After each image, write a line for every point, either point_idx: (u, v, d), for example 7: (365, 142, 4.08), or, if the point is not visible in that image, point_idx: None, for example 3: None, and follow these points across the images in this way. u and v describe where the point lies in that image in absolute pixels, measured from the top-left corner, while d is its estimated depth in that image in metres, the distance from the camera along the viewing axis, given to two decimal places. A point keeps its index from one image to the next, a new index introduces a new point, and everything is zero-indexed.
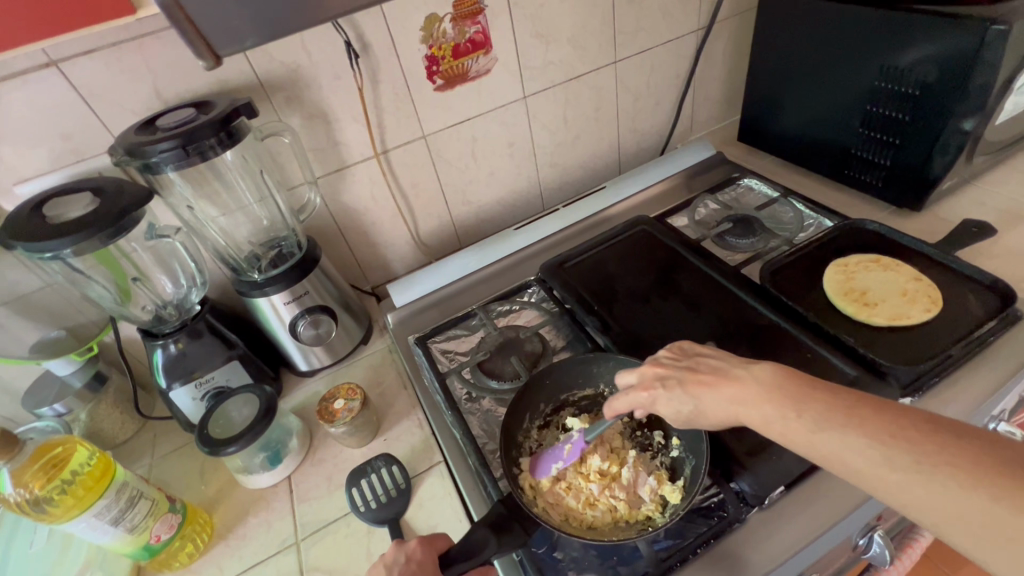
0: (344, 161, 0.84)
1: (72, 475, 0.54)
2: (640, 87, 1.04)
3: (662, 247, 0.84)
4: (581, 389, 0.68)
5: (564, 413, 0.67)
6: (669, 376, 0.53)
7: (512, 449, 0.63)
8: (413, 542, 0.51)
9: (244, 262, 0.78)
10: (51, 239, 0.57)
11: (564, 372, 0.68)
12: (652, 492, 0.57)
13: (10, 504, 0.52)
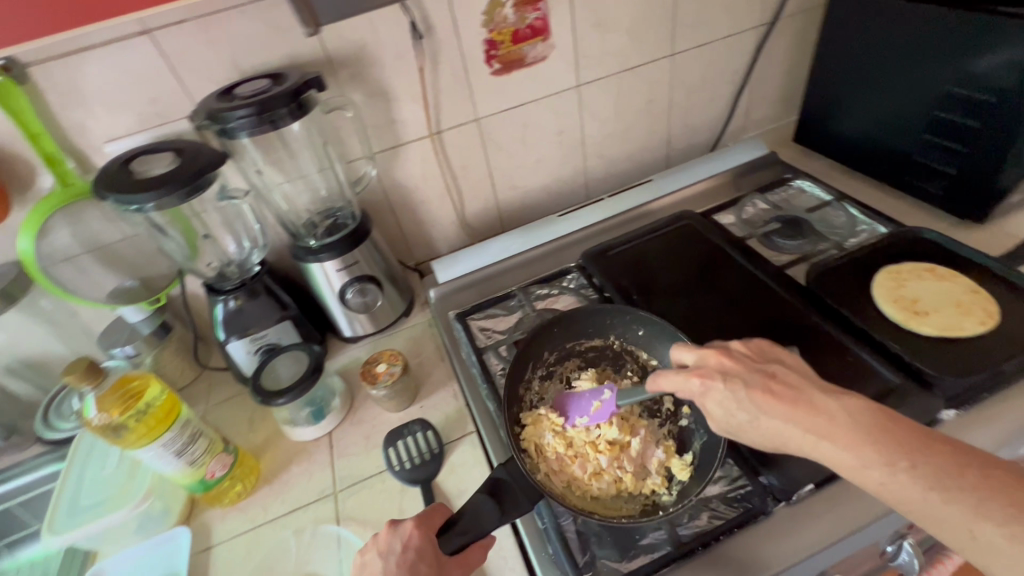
0: (400, 139, 0.87)
1: (145, 406, 0.59)
2: (694, 82, 1.03)
3: (706, 242, 0.84)
4: (588, 339, 0.73)
5: (569, 363, 0.72)
6: (736, 373, 0.52)
7: (515, 404, 0.67)
8: (409, 526, 0.52)
9: (302, 229, 0.82)
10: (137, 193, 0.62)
11: (576, 320, 0.73)
12: (660, 466, 0.60)
13: (92, 427, 0.58)
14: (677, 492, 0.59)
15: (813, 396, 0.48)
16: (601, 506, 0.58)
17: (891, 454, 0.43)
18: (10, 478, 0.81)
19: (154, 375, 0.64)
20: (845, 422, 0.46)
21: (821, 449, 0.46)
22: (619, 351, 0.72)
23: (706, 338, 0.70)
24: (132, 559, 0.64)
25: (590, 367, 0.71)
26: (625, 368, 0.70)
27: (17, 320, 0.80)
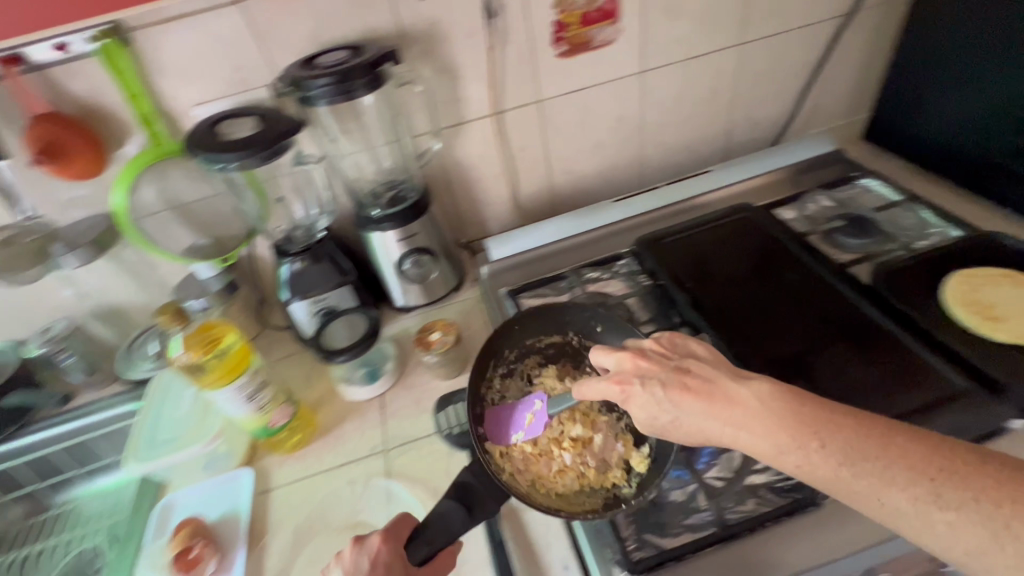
0: (463, 117, 0.89)
1: (223, 351, 0.64)
2: (761, 73, 1.00)
3: (765, 234, 0.82)
4: (548, 336, 0.74)
5: (529, 360, 0.72)
6: (652, 374, 0.54)
7: (478, 406, 0.66)
8: (376, 541, 0.51)
9: (365, 199, 0.86)
10: (224, 153, 0.67)
11: (533, 319, 0.74)
12: (618, 458, 0.62)
13: (177, 364, 0.63)
14: (637, 483, 0.59)
15: (725, 386, 0.49)
16: (567, 503, 0.58)
17: (801, 435, 0.43)
18: (93, 413, 0.88)
19: (231, 325, 0.67)
20: (761, 411, 0.46)
21: (741, 440, 0.46)
22: (576, 346, 0.74)
23: (761, 329, 0.69)
24: (197, 493, 0.70)
25: (550, 364, 0.72)
26: (582, 365, 0.72)
27: (102, 268, 0.86)
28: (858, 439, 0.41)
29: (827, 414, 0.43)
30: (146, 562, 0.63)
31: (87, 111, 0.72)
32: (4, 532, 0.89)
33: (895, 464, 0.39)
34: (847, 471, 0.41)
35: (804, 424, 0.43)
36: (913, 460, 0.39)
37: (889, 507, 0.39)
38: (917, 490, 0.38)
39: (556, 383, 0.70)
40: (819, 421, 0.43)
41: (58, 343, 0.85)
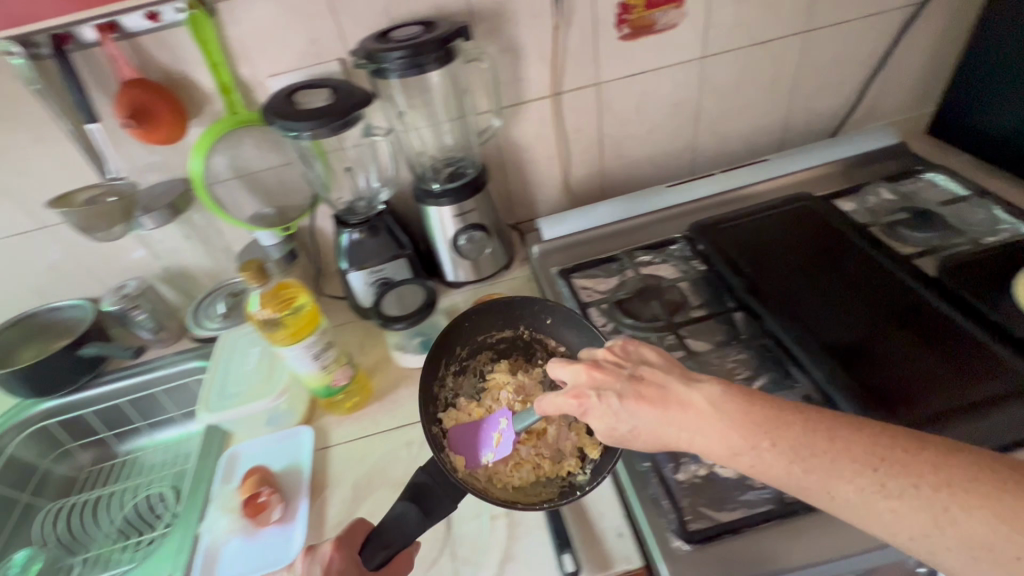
0: (522, 97, 0.90)
1: (298, 310, 0.67)
2: (823, 63, 0.99)
3: (825, 223, 0.82)
4: (499, 330, 0.75)
5: (480, 356, 0.75)
6: (607, 386, 0.51)
7: (433, 405, 0.67)
8: (329, 550, 0.52)
9: (425, 174, 0.88)
10: (300, 122, 0.69)
11: (483, 314, 0.74)
12: (574, 446, 0.64)
13: (253, 319, 0.66)
14: (590, 470, 0.62)
15: (677, 389, 0.49)
16: (523, 495, 0.61)
17: (751, 437, 0.44)
18: (157, 368, 0.93)
19: (303, 288, 0.71)
20: (719, 419, 0.45)
21: (697, 443, 0.47)
22: (528, 339, 0.75)
23: (821, 315, 0.69)
24: (261, 445, 0.73)
25: (502, 358, 0.75)
26: (534, 357, 0.75)
27: (174, 230, 0.90)
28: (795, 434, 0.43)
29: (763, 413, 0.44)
30: (217, 505, 0.67)
31: (171, 78, 0.76)
32: (73, 475, 0.94)
33: (841, 457, 0.41)
34: (797, 466, 0.42)
35: (750, 422, 0.44)
36: (858, 452, 0.40)
37: (838, 500, 0.40)
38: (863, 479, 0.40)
39: (507, 376, 0.72)
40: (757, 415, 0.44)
41: (131, 300, 0.90)
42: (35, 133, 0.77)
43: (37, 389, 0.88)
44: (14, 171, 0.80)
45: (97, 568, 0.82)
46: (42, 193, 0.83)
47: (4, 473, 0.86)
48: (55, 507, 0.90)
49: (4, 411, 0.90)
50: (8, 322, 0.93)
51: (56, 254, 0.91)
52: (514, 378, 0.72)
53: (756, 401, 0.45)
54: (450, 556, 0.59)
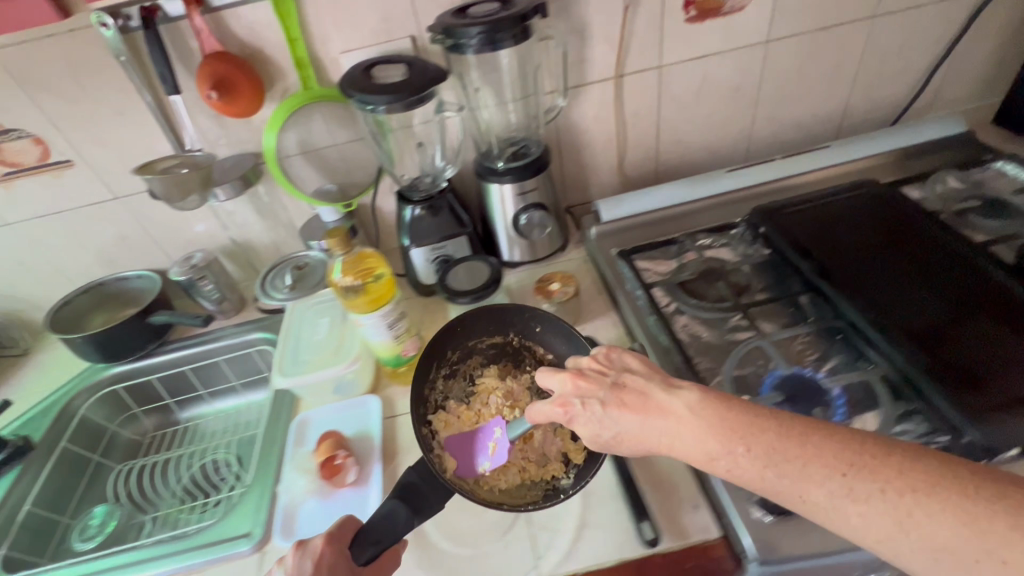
0: (585, 79, 0.90)
1: (377, 280, 0.69)
2: (887, 50, 0.97)
3: (892, 208, 0.81)
4: (489, 335, 0.78)
5: (471, 361, 0.77)
6: (590, 395, 0.54)
7: (425, 406, 0.70)
8: (318, 544, 0.53)
9: (488, 152, 0.89)
10: (378, 95, 0.70)
11: (474, 319, 0.77)
12: (560, 450, 0.65)
13: (335, 285, 0.69)
14: (573, 474, 0.63)
15: (657, 395, 0.51)
16: (507, 497, 0.63)
17: (726, 441, 0.45)
18: (219, 338, 0.96)
19: (382, 259, 0.72)
20: (694, 420, 0.47)
21: (678, 448, 0.48)
22: (517, 345, 0.78)
23: (894, 297, 0.69)
24: (330, 412, 0.76)
25: (492, 364, 0.77)
26: (522, 363, 0.77)
27: (239, 204, 0.93)
28: (758, 434, 0.44)
29: (733, 418, 0.46)
30: (293, 466, 0.70)
31: (249, 52, 0.78)
32: (139, 439, 0.98)
33: (810, 459, 0.41)
34: (768, 470, 0.43)
35: (727, 428, 0.45)
36: (827, 455, 0.41)
37: (810, 503, 0.41)
38: (833, 482, 0.40)
39: (497, 381, 0.75)
40: (734, 418, 0.46)
41: (198, 271, 0.92)
42: (117, 104, 0.80)
43: (107, 354, 0.91)
44: (94, 142, 0.83)
45: (166, 525, 0.84)
46: (118, 164, 0.86)
47: (77, 433, 0.89)
48: (123, 469, 0.93)
49: (75, 375, 0.94)
50: (79, 289, 0.97)
51: (126, 224, 0.94)
52: (503, 382, 0.74)
53: (733, 405, 0.46)
54: (525, 521, 0.60)
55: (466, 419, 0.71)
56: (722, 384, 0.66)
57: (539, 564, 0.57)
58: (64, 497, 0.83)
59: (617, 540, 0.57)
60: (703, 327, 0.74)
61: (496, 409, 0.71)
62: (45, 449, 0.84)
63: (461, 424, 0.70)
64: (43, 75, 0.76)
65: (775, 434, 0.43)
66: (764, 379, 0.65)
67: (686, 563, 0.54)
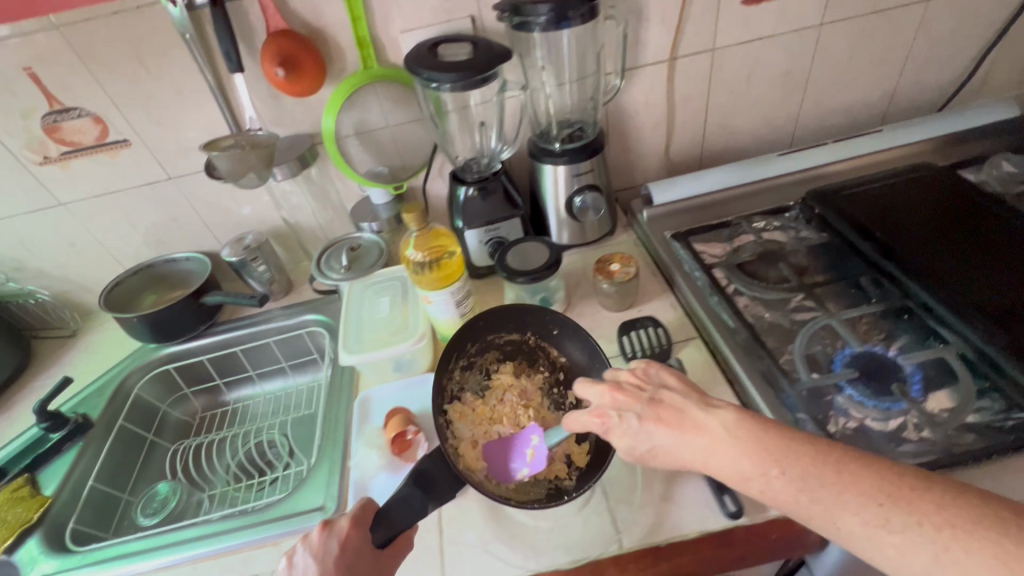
0: (638, 61, 0.90)
1: (447, 259, 0.69)
2: (939, 34, 0.97)
3: (952, 189, 0.81)
4: (508, 333, 0.74)
5: (488, 355, 0.74)
6: (628, 407, 0.53)
7: (442, 396, 0.68)
8: (344, 526, 0.55)
9: (543, 135, 0.88)
10: (442, 72, 0.70)
11: (497, 316, 0.73)
12: (567, 453, 0.65)
13: (407, 258, 0.70)
14: (576, 477, 0.63)
15: (693, 411, 0.51)
16: (512, 491, 0.62)
17: (758, 465, 0.45)
18: (270, 320, 0.96)
19: (454, 238, 0.73)
20: (728, 439, 0.47)
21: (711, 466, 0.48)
22: (533, 345, 0.75)
23: (965, 275, 0.69)
24: (392, 389, 0.76)
25: (508, 360, 0.75)
26: (537, 363, 0.74)
27: (290, 185, 0.93)
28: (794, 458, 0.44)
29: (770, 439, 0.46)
30: (362, 441, 0.70)
31: (311, 30, 0.78)
32: (189, 420, 0.98)
33: (843, 489, 0.41)
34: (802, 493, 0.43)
35: (763, 447, 0.45)
36: (862, 485, 0.41)
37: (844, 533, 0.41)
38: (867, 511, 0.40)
39: (512, 379, 0.72)
40: (773, 439, 0.46)
41: (251, 253, 0.92)
42: (177, 84, 0.80)
43: (160, 334, 0.91)
44: (152, 122, 0.83)
45: (224, 504, 0.84)
46: (175, 144, 0.86)
47: (132, 412, 0.90)
48: (176, 448, 0.93)
49: (127, 356, 0.94)
50: (129, 270, 0.97)
51: (177, 206, 0.94)
52: (518, 381, 0.72)
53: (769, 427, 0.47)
54: (602, 495, 0.61)
55: (480, 414, 0.69)
56: (792, 362, 0.67)
57: (620, 537, 0.57)
58: (122, 475, 0.84)
59: (699, 513, 0.57)
60: (766, 307, 0.74)
61: (511, 407, 0.69)
62: (103, 428, 0.84)
63: (474, 418, 0.68)
64: (106, 54, 0.77)
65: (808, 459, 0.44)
66: (834, 361, 0.66)
67: (770, 536, 0.55)
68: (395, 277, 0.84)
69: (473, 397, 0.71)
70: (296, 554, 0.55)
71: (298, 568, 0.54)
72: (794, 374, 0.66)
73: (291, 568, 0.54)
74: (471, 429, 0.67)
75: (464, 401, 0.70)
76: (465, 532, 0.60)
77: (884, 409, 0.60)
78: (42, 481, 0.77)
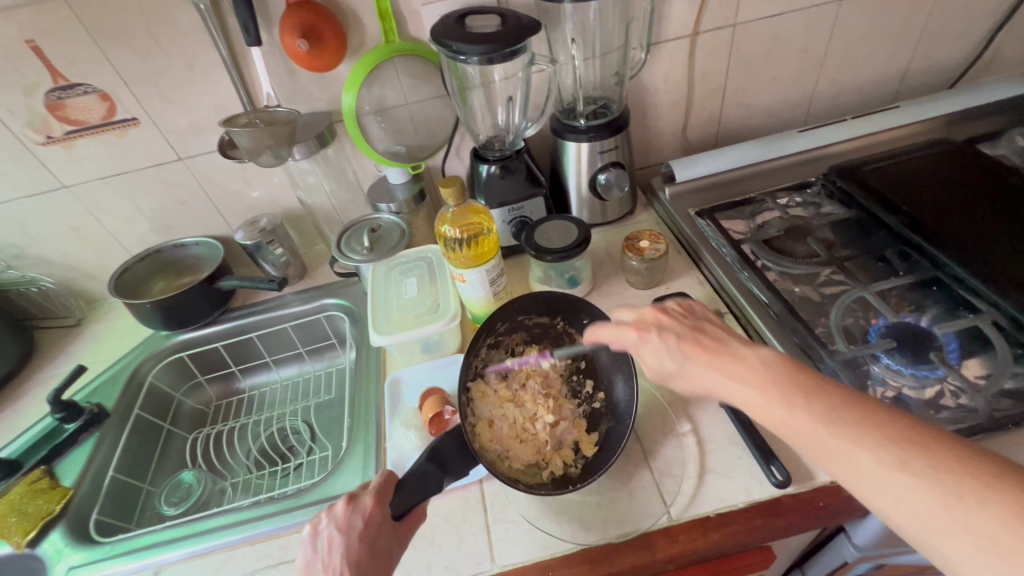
0: (660, 37, 0.88)
1: (484, 236, 0.68)
2: (954, 11, 0.97)
3: (972, 165, 0.83)
4: (539, 316, 0.71)
5: (515, 335, 0.72)
6: (669, 327, 0.52)
7: (467, 372, 0.67)
8: (368, 503, 0.52)
9: (568, 113, 0.87)
10: (471, 44, 0.67)
11: (529, 300, 0.70)
12: (578, 441, 0.65)
13: (443, 233, 0.69)
14: (583, 465, 0.62)
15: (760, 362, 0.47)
16: (522, 473, 0.61)
17: (817, 409, 0.41)
18: (285, 305, 0.94)
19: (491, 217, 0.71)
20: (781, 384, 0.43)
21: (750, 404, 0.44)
22: (561, 330, 0.72)
23: (991, 247, 0.70)
24: (423, 371, 0.75)
25: (534, 343, 0.73)
26: (562, 350, 0.73)
27: (307, 165, 0.90)
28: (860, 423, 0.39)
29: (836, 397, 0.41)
30: (397, 422, 0.69)
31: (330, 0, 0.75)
32: (204, 408, 0.96)
33: (918, 467, 0.36)
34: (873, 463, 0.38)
35: (835, 405, 0.41)
36: (937, 459, 0.36)
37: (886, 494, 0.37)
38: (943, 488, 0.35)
39: (536, 364, 0.71)
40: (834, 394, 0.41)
41: (266, 235, 0.90)
42: (189, 58, 0.77)
43: (173, 322, 0.89)
44: (161, 99, 0.80)
45: (248, 491, 0.83)
46: (185, 123, 0.83)
47: (148, 401, 0.87)
48: (193, 437, 0.91)
49: (138, 344, 0.91)
50: (137, 256, 0.94)
51: (187, 189, 0.91)
52: (542, 367, 0.71)
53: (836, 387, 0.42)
54: (647, 468, 0.61)
55: (499, 396, 0.68)
56: (829, 333, 0.68)
57: (669, 509, 0.57)
58: (140, 465, 0.82)
59: (745, 484, 0.57)
60: (795, 282, 0.75)
61: (531, 395, 0.68)
62: (119, 417, 0.82)
63: (495, 400, 0.68)
64: (114, 26, 0.73)
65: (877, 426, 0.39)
66: (870, 334, 0.67)
67: (817, 503, 0.55)
68: (420, 257, 0.84)
69: (496, 377, 0.70)
70: (318, 524, 0.52)
71: (321, 540, 0.51)
72: (831, 345, 0.66)
73: (314, 539, 0.51)
74: (490, 410, 0.66)
75: (487, 380, 0.69)
76: (509, 509, 0.60)
77: (920, 377, 0.61)
78: (60, 472, 0.75)
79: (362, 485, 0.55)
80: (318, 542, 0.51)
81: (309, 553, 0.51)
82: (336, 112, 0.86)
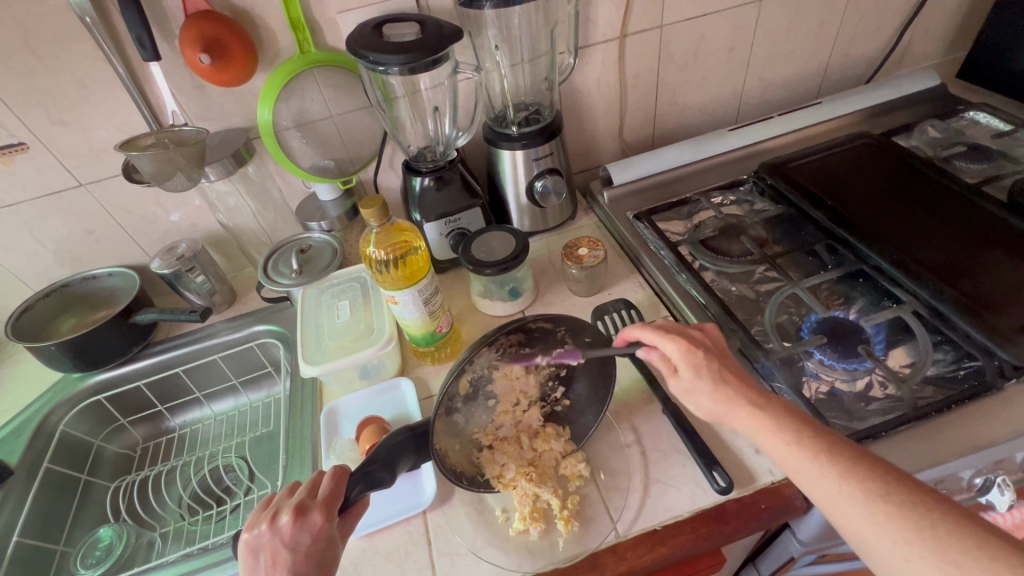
0: (589, 40, 0.88)
1: (407, 256, 0.66)
2: (867, 7, 1.00)
3: (888, 157, 0.87)
4: (550, 322, 0.59)
5: (512, 336, 0.60)
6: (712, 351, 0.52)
7: (453, 377, 0.55)
8: (316, 518, 0.48)
9: (501, 122, 0.86)
10: (390, 53, 0.63)
11: (556, 318, 0.60)
12: (536, 453, 0.62)
13: (366, 257, 0.65)
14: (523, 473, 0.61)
15: None
16: (467, 463, 0.60)
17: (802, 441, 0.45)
18: (214, 335, 0.88)
19: (418, 233, 0.69)
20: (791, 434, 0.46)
21: None
22: (562, 338, 0.62)
23: (908, 239, 0.73)
24: (361, 400, 0.71)
25: (527, 346, 0.62)
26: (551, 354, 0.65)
27: (225, 186, 0.85)
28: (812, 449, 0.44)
29: None
30: (333, 456, 0.65)
31: (235, 10, 0.70)
32: (129, 452, 0.89)
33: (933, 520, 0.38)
34: (840, 494, 0.42)
35: None
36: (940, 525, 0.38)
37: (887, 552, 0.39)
38: (899, 530, 0.39)
39: (520, 372, 0.64)
40: (790, 441, 0.45)
41: (186, 263, 0.84)
42: (81, 76, 0.70)
43: (85, 364, 0.81)
44: (52, 120, 0.73)
45: (179, 541, 0.77)
46: (83, 145, 0.76)
47: (60, 453, 0.79)
48: (115, 485, 0.84)
49: (48, 390, 0.83)
50: (40, 292, 0.86)
51: (94, 216, 0.83)
52: (526, 373, 0.64)
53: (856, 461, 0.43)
54: (594, 484, 0.60)
55: (469, 398, 0.61)
56: (764, 332, 0.68)
57: (616, 526, 0.56)
58: (54, 523, 0.74)
59: (690, 492, 0.57)
60: (731, 281, 0.76)
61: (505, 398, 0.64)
62: (25, 472, 0.74)
63: (464, 399, 0.60)
64: None
65: (843, 465, 0.43)
66: (801, 330, 0.69)
67: (760, 506, 0.55)
68: (352, 278, 0.80)
69: (478, 376, 0.61)
70: (259, 540, 0.48)
71: (263, 559, 0.47)
72: (767, 344, 0.67)
73: (253, 554, 0.47)
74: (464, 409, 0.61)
75: (467, 380, 0.59)
76: (454, 540, 0.57)
77: (850, 370, 0.63)
78: None
79: (306, 490, 0.50)
80: (260, 558, 0.47)
81: (252, 566, 0.47)
82: (254, 128, 0.81)
